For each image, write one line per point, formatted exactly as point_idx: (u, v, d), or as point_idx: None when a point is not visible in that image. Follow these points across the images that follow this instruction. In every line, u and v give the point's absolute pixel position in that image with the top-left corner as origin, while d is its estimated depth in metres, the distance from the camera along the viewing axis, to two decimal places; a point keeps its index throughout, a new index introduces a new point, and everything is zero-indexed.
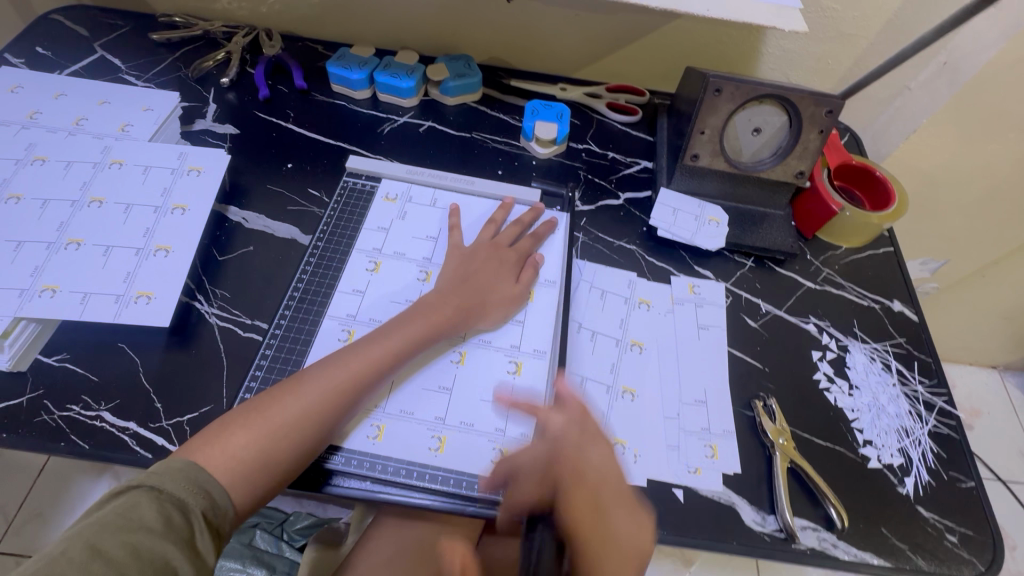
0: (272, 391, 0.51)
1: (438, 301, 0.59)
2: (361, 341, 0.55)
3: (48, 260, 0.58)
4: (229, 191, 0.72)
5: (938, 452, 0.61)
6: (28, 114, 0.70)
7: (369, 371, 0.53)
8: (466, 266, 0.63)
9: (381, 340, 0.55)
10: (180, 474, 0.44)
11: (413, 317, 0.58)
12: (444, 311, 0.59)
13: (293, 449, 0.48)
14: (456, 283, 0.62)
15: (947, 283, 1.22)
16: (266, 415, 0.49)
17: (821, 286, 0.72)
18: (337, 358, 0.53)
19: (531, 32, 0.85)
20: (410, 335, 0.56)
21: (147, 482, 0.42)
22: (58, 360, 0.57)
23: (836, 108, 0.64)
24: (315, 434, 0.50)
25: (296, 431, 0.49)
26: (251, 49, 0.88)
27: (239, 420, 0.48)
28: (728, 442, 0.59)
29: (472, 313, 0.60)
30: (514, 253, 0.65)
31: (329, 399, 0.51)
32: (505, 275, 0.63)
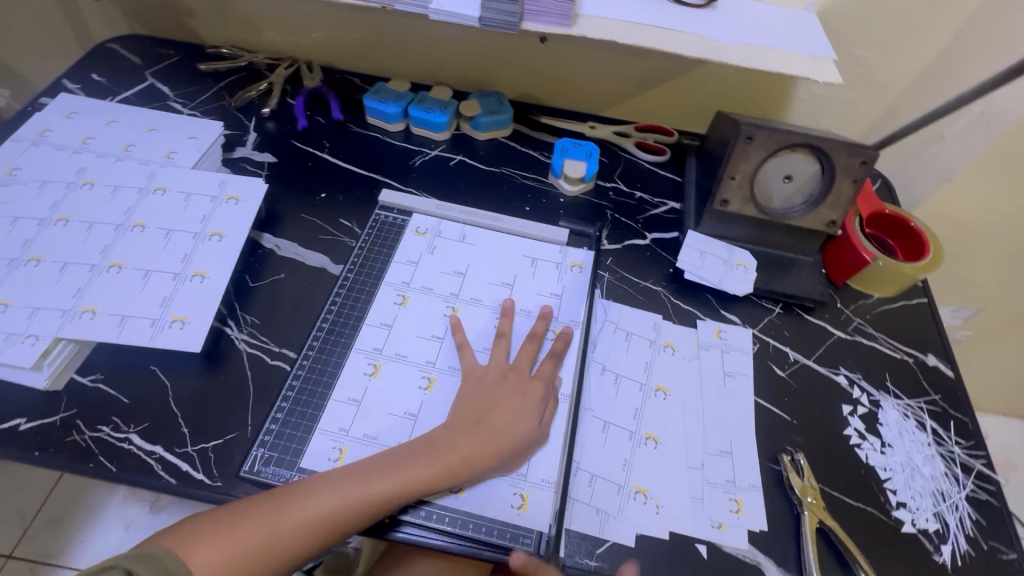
0: (256, 498, 0.49)
1: (447, 442, 0.53)
2: (352, 468, 0.52)
3: (90, 282, 0.60)
4: (264, 218, 0.74)
5: (976, 519, 0.58)
6: (81, 139, 0.73)
7: (343, 516, 0.49)
8: (481, 398, 0.57)
9: (368, 482, 0.50)
10: (154, 560, 0.45)
11: (411, 459, 0.52)
12: (448, 461, 0.52)
13: (255, 575, 0.47)
14: (471, 420, 0.55)
15: (981, 332, 1.18)
16: (246, 526, 0.48)
17: (851, 336, 0.71)
18: (324, 487, 0.50)
19: (563, 71, 0.87)
20: (400, 484, 0.51)
21: (122, 561, 0.44)
22: (92, 380, 0.59)
23: (871, 159, 0.63)
24: (276, 564, 0.48)
25: (261, 557, 0.47)
26: (292, 80, 0.91)
27: (221, 523, 0.48)
28: (754, 497, 0.57)
29: (473, 466, 0.53)
30: (538, 385, 0.59)
31: (299, 535, 0.48)
32: (523, 416, 0.57)
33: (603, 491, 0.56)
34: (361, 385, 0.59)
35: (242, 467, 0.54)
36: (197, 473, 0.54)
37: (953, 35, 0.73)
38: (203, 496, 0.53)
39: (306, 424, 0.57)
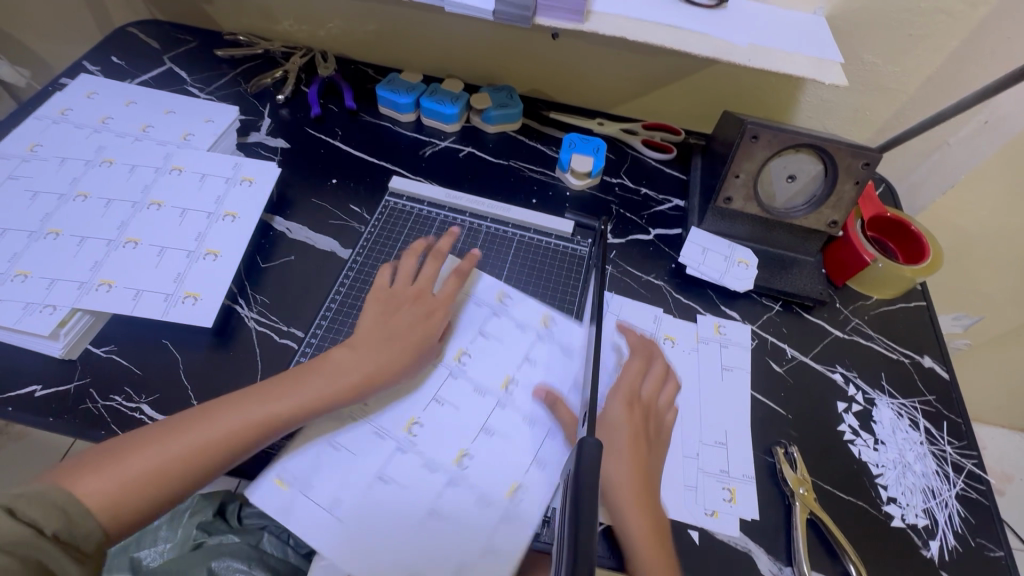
0: (148, 431, 0.50)
1: (347, 359, 0.56)
2: (251, 389, 0.54)
3: (106, 256, 0.62)
4: (276, 201, 0.76)
5: (965, 517, 0.59)
6: (101, 118, 0.75)
7: (243, 428, 0.51)
8: (384, 319, 0.60)
9: (275, 395, 0.53)
10: (42, 498, 0.43)
11: (313, 372, 0.55)
12: (353, 370, 0.56)
13: (163, 495, 0.48)
14: (375, 337, 0.58)
15: (981, 341, 1.19)
16: (124, 459, 0.47)
17: (849, 336, 0.72)
18: (223, 407, 0.52)
19: (573, 68, 0.89)
20: (308, 393, 0.54)
21: (2, 501, 0.41)
22: (106, 351, 0.60)
23: (874, 161, 0.64)
24: (187, 481, 0.49)
25: (169, 479, 0.48)
26: (307, 68, 0.93)
27: (101, 460, 0.47)
28: (747, 487, 0.58)
29: (375, 382, 0.56)
30: (443, 310, 0.62)
31: (196, 452, 0.49)
32: (417, 333, 0.60)
33: None
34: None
35: None
36: None
37: (959, 42, 0.74)
38: None
39: None
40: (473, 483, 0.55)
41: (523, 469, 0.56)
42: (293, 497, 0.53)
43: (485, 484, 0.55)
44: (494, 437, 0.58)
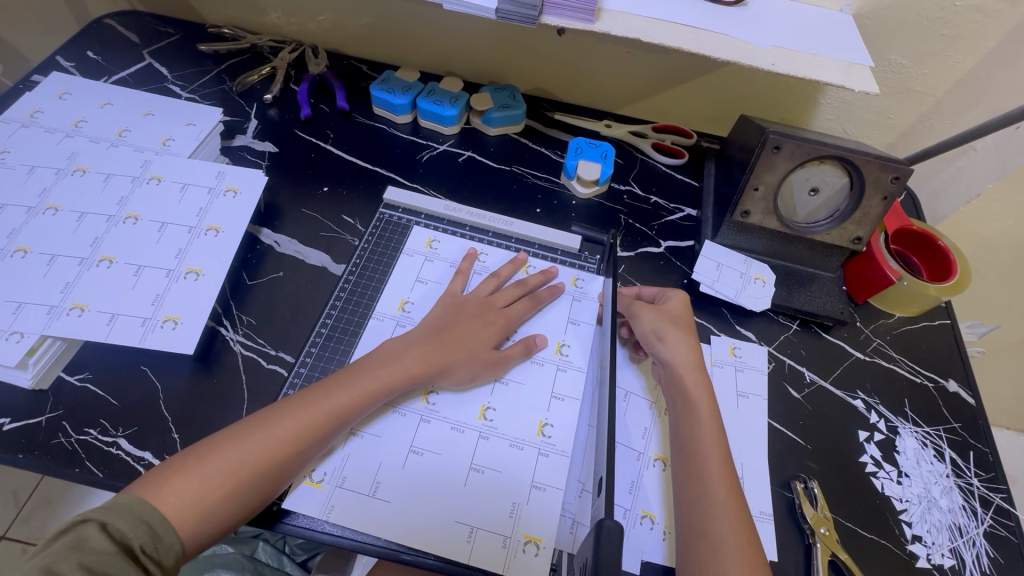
0: (223, 432, 0.48)
1: (405, 350, 0.55)
2: (320, 384, 0.52)
3: (79, 276, 0.58)
4: (264, 211, 0.71)
5: (993, 556, 0.56)
6: (73, 122, 0.70)
7: (318, 420, 0.50)
8: (450, 315, 0.59)
9: (338, 389, 0.51)
10: (127, 508, 0.42)
11: (381, 362, 0.54)
12: (413, 360, 0.54)
13: (229, 501, 0.45)
14: (429, 332, 0.57)
15: (994, 348, 1.16)
16: (205, 461, 0.46)
17: (870, 358, 0.68)
18: (293, 404, 0.50)
19: (580, 66, 0.83)
20: (372, 385, 0.52)
21: (95, 515, 0.41)
22: (80, 379, 0.56)
23: (904, 175, 0.60)
24: (257, 485, 0.46)
25: (234, 482, 0.45)
26: (297, 65, 0.87)
27: (178, 465, 0.46)
28: (764, 526, 0.55)
29: (440, 369, 0.55)
30: (503, 316, 0.60)
31: (272, 450, 0.47)
32: (484, 335, 0.58)
33: None
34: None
35: None
36: None
37: (994, 44, 0.69)
38: None
39: None
40: (484, 504, 0.51)
41: (524, 498, 0.52)
42: (330, 494, 0.51)
43: (474, 516, 0.51)
44: (486, 473, 0.53)
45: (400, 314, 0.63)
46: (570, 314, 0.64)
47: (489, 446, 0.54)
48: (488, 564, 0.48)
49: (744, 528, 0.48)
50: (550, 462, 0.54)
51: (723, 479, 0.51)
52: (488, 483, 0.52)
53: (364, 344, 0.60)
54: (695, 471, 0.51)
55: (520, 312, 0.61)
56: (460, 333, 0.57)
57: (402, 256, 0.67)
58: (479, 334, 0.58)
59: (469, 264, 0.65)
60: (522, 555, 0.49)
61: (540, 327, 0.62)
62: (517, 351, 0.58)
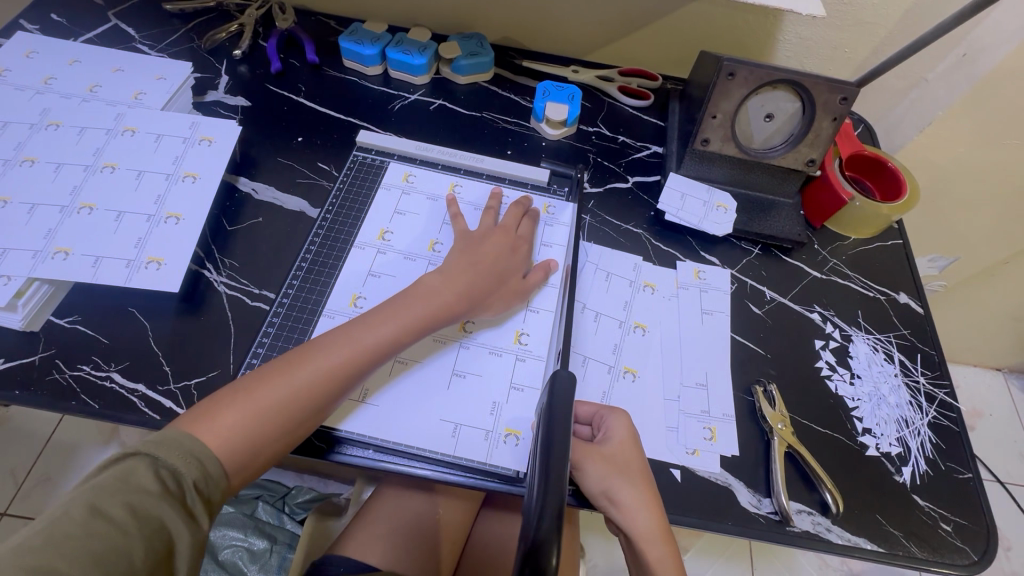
0: (266, 368, 0.49)
1: (440, 287, 0.57)
2: (359, 321, 0.54)
3: (61, 223, 0.59)
4: (239, 161, 0.73)
5: (936, 443, 0.61)
6: (43, 79, 0.70)
7: (364, 354, 0.52)
8: (472, 250, 0.61)
9: (378, 326, 0.53)
10: (175, 443, 0.42)
11: (415, 300, 0.55)
12: (450, 297, 0.56)
13: (278, 432, 0.47)
14: (460, 268, 0.59)
15: (955, 282, 1.21)
16: (254, 395, 0.47)
17: (827, 276, 0.72)
18: (335, 340, 0.52)
19: (545, 12, 0.84)
20: (408, 321, 0.54)
21: (142, 449, 0.41)
22: (69, 322, 0.58)
23: (851, 95, 0.63)
24: (304, 415, 0.49)
25: (282, 414, 0.47)
26: (264, 22, 0.87)
27: (226, 398, 0.47)
28: (727, 425, 0.59)
29: (473, 304, 0.58)
30: (522, 241, 0.64)
31: (318, 384, 0.49)
32: (515, 262, 0.62)
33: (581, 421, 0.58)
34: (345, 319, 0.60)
35: None
36: (180, 409, 0.55)
37: None
38: None
39: None
40: (466, 407, 0.55)
41: (503, 398, 0.56)
42: None
43: (458, 415, 0.55)
44: (467, 377, 0.57)
45: (381, 242, 0.66)
46: (543, 238, 0.68)
47: (469, 354, 0.58)
48: (472, 454, 0.53)
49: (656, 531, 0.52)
50: (532, 366, 0.58)
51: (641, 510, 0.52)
52: (469, 387, 0.56)
53: (342, 278, 0.63)
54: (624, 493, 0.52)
55: (521, 231, 0.65)
56: (487, 267, 0.60)
57: (379, 188, 0.70)
58: (504, 265, 0.61)
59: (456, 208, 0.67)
60: (503, 446, 0.53)
61: None
62: (540, 277, 0.63)
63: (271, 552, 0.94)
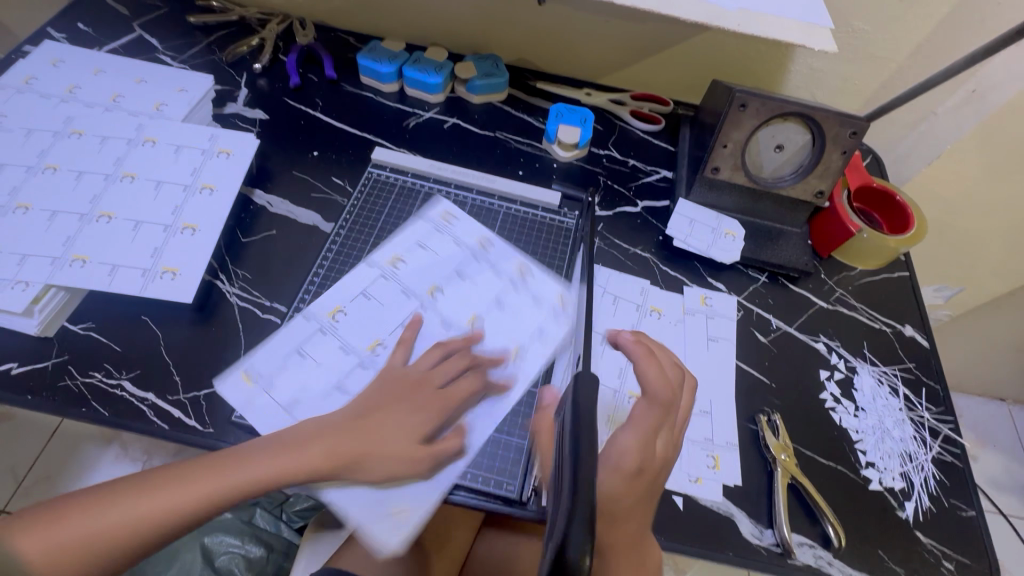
0: (156, 474, 0.46)
1: (378, 407, 0.53)
2: (286, 432, 0.50)
3: (80, 230, 0.60)
4: (256, 174, 0.74)
5: (940, 479, 0.61)
6: (67, 88, 0.72)
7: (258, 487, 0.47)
8: (427, 368, 0.57)
9: (304, 447, 0.49)
10: (29, 548, 0.41)
11: (347, 425, 0.51)
12: (364, 443, 0.50)
13: (118, 549, 0.43)
14: (384, 404, 0.53)
15: (961, 312, 1.21)
16: (139, 493, 0.44)
17: (833, 306, 0.72)
18: (253, 452, 0.48)
19: (560, 35, 0.86)
20: (334, 448, 0.49)
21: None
22: (83, 328, 0.59)
23: (861, 130, 0.63)
24: (172, 532, 0.45)
25: (131, 530, 0.43)
26: (285, 37, 0.89)
27: (116, 488, 0.45)
28: (731, 454, 0.59)
29: (394, 452, 0.51)
30: (479, 358, 0.59)
31: (198, 504, 0.45)
32: (470, 382, 0.57)
33: None
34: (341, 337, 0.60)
35: (233, 414, 0.55)
36: (189, 419, 0.55)
37: (949, 8, 0.72)
38: (196, 441, 0.54)
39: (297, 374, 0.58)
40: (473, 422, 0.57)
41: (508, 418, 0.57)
42: None
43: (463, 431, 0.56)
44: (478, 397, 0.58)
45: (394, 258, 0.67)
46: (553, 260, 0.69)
47: None
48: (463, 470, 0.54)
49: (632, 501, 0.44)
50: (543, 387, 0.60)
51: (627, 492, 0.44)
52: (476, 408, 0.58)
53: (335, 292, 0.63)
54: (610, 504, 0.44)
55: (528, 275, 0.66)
56: (419, 401, 0.54)
57: (394, 207, 0.72)
58: (444, 398, 0.55)
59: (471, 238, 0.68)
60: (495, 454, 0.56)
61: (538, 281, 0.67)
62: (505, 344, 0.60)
63: (267, 561, 0.94)
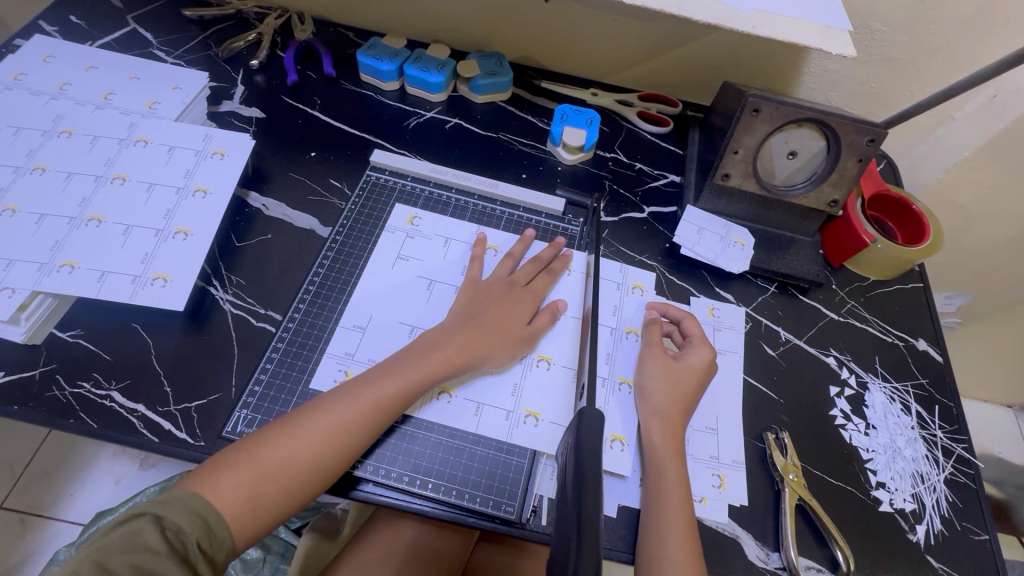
0: (268, 429, 0.49)
1: (441, 340, 0.56)
2: (357, 380, 0.53)
3: (68, 235, 0.59)
4: (251, 175, 0.72)
5: (952, 501, 0.59)
6: (58, 84, 0.70)
7: (360, 424, 0.50)
8: (478, 301, 0.61)
9: (376, 383, 0.52)
10: (181, 501, 0.44)
11: (415, 354, 0.55)
12: (452, 348, 0.56)
13: (286, 496, 0.47)
14: (466, 317, 0.59)
15: (971, 319, 1.18)
16: (256, 457, 0.47)
17: (844, 318, 0.70)
18: (332, 400, 0.51)
19: (566, 33, 0.83)
20: (403, 380, 0.53)
21: (150, 509, 0.43)
22: (72, 336, 0.57)
23: (879, 138, 0.61)
24: (297, 490, 0.48)
25: (293, 475, 0.47)
26: (283, 32, 0.87)
27: (230, 458, 0.47)
28: (737, 473, 0.58)
29: (478, 353, 0.57)
30: (529, 294, 0.62)
31: (317, 451, 0.48)
32: (517, 313, 0.60)
33: None
34: (366, 315, 0.62)
35: (225, 429, 0.54)
36: (180, 433, 0.54)
37: (973, 9, 0.69)
38: (186, 455, 0.53)
39: (290, 387, 0.57)
40: (472, 433, 0.56)
41: (506, 432, 0.56)
42: None
43: (461, 446, 0.55)
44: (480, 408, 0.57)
45: (395, 262, 0.66)
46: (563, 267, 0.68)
47: (474, 386, 0.58)
48: (492, 432, 0.56)
49: (687, 540, 0.49)
50: (548, 400, 0.58)
51: (683, 521, 0.50)
52: (474, 422, 0.56)
53: (366, 272, 0.65)
54: (660, 530, 0.50)
55: (541, 286, 0.64)
56: (492, 317, 0.59)
57: (393, 208, 0.70)
58: (509, 313, 0.60)
59: (482, 249, 0.66)
60: (523, 426, 0.56)
61: (562, 294, 0.66)
62: (546, 321, 0.61)
63: (264, 562, 0.91)
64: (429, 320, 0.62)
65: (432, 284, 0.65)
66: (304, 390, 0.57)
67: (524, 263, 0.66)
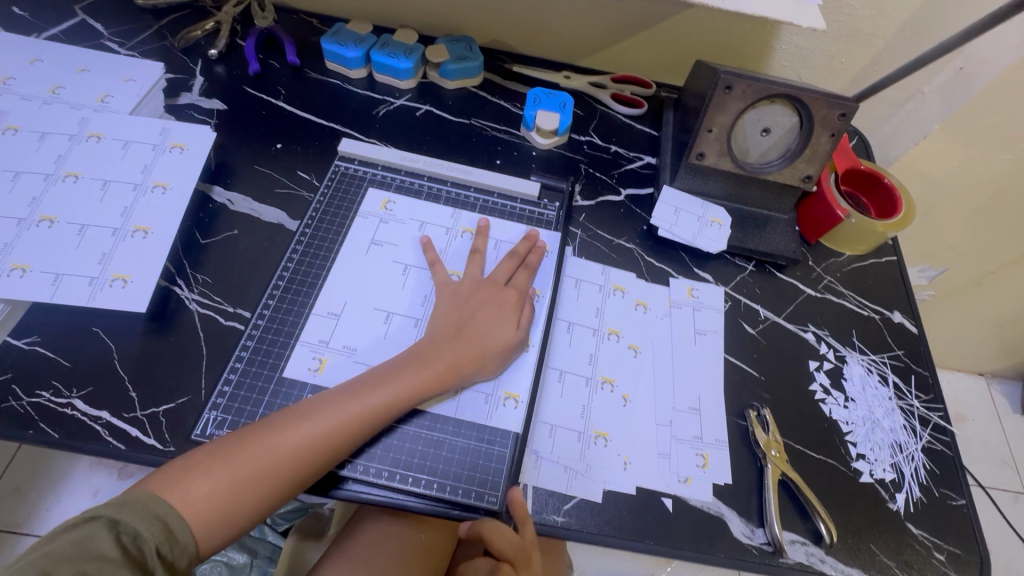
0: (242, 434, 0.47)
1: (431, 354, 0.54)
2: (339, 393, 0.51)
3: (18, 237, 0.55)
4: (214, 169, 0.69)
5: (930, 469, 0.60)
6: (0, 79, 0.66)
7: (338, 441, 0.49)
8: (460, 307, 0.59)
9: (360, 398, 0.50)
10: (139, 505, 0.42)
11: (404, 369, 0.53)
12: (441, 363, 0.54)
13: (253, 506, 0.46)
14: (451, 325, 0.57)
15: (944, 290, 1.20)
16: (228, 466, 0.45)
17: (821, 294, 0.71)
18: (313, 414, 0.49)
19: (536, 14, 0.81)
20: (389, 394, 0.51)
21: (105, 512, 0.41)
22: (28, 343, 0.55)
23: (850, 111, 0.61)
24: (265, 501, 0.46)
25: (263, 485, 0.46)
26: (242, 19, 0.83)
27: (201, 464, 0.45)
28: (720, 452, 0.58)
29: (464, 369, 0.55)
30: (514, 291, 0.61)
31: (291, 465, 0.47)
32: (502, 318, 0.58)
33: (563, 440, 0.56)
34: (340, 301, 0.60)
35: (193, 431, 0.52)
36: (148, 439, 0.51)
37: None
38: (155, 461, 0.51)
39: (261, 386, 0.55)
40: (450, 420, 0.55)
41: (484, 415, 0.55)
42: None
43: (441, 433, 0.54)
44: (460, 393, 0.56)
45: (370, 247, 0.64)
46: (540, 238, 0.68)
47: None
48: (472, 416, 0.55)
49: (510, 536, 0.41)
50: (525, 382, 0.58)
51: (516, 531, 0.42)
52: (452, 410, 0.55)
53: (338, 263, 0.63)
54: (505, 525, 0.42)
55: (523, 284, 0.62)
56: (476, 326, 0.57)
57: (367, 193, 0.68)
58: (495, 320, 0.58)
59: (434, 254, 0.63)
60: (503, 408, 0.56)
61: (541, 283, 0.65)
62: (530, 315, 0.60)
63: (251, 566, 0.88)
64: (406, 306, 0.61)
65: (408, 269, 0.63)
66: (277, 386, 0.55)
67: (496, 262, 0.64)
